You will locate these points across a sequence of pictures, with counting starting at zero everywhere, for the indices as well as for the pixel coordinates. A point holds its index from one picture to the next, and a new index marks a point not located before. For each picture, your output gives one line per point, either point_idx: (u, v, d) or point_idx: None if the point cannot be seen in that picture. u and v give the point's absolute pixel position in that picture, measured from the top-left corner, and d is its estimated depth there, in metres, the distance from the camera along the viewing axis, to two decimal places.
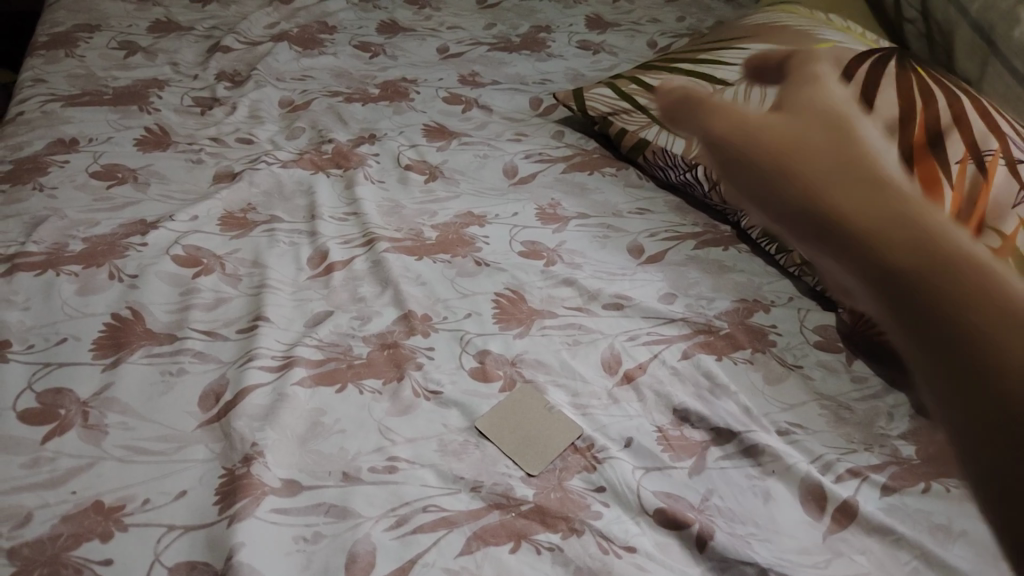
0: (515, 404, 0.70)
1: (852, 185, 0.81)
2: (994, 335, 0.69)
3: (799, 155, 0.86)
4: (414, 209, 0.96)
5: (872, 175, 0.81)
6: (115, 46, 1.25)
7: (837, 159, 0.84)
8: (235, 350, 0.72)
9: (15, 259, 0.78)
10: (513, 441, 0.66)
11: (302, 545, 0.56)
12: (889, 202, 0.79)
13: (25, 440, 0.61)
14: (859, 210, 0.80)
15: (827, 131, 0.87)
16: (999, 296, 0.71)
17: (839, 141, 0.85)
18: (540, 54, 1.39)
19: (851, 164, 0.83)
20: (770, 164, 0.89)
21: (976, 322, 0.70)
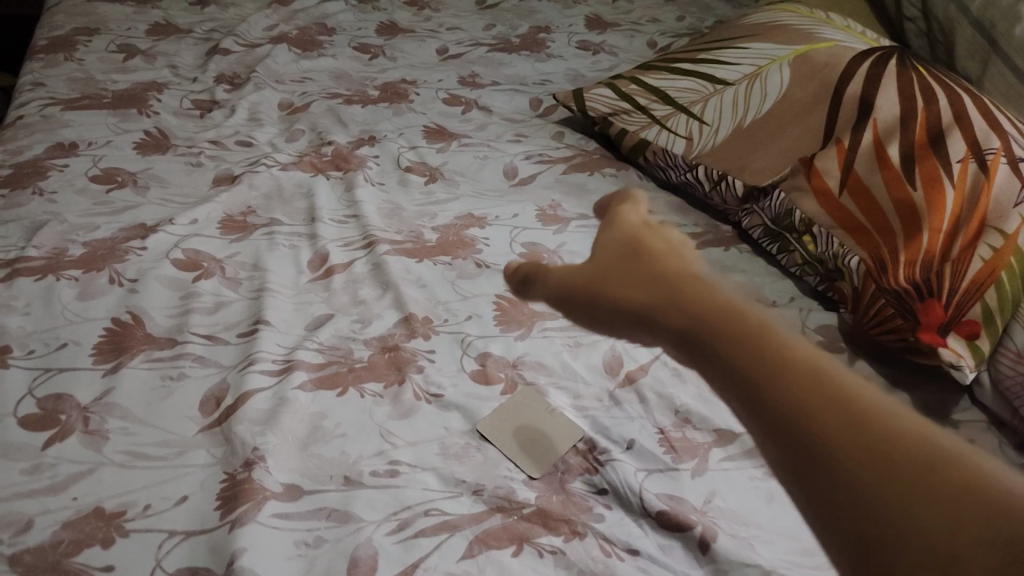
0: (515, 406, 0.70)
1: (694, 323, 0.78)
2: (886, 502, 0.62)
3: (627, 287, 0.83)
4: (414, 211, 0.96)
5: (723, 313, 0.80)
6: (114, 49, 1.25)
7: (677, 289, 0.82)
8: (235, 353, 0.71)
9: (15, 264, 0.78)
10: (514, 443, 0.66)
11: (304, 550, 0.56)
12: (754, 348, 0.76)
13: (26, 446, 0.61)
14: (721, 350, 0.76)
15: (667, 278, 0.83)
16: (889, 450, 0.66)
17: (669, 281, 0.83)
18: (540, 55, 1.39)
19: (685, 294, 0.81)
20: (638, 297, 0.81)
21: (871, 520, 0.61)
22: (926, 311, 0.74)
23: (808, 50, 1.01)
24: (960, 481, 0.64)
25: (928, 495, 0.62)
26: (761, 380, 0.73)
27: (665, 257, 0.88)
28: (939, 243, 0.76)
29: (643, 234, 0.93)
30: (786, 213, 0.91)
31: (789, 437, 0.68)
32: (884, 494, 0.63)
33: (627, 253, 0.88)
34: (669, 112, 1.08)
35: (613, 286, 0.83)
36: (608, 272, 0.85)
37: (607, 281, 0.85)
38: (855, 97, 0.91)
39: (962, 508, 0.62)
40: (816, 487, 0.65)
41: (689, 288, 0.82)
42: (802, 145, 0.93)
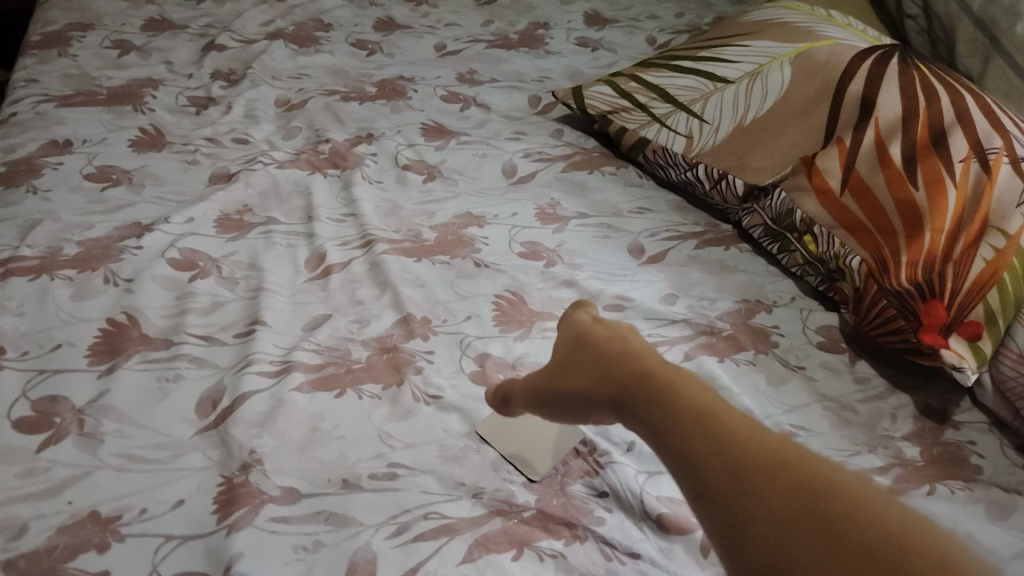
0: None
1: (666, 408, 0.47)
2: (739, 453, 0.42)
3: (578, 370, 0.55)
4: (412, 209, 0.95)
5: (687, 399, 0.46)
6: (108, 45, 1.23)
7: (642, 381, 0.50)
8: (232, 355, 0.71)
9: (9, 264, 0.77)
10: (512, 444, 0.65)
11: (302, 554, 0.55)
12: (690, 417, 0.45)
13: (20, 450, 0.60)
14: (658, 406, 0.47)
15: (628, 376, 0.51)
16: (722, 418, 0.44)
17: (633, 370, 0.51)
18: (538, 52, 1.38)
19: (660, 381, 0.49)
20: (595, 385, 0.53)
21: (746, 490, 0.40)
22: (928, 312, 0.72)
23: (808, 49, 1.00)
24: (836, 482, 0.39)
25: (768, 466, 0.40)
26: (695, 422, 0.44)
27: (614, 346, 0.55)
28: (942, 243, 0.75)
29: (599, 338, 0.56)
30: (786, 212, 0.90)
31: (690, 434, 0.44)
32: (760, 471, 0.40)
33: (574, 348, 0.57)
34: (669, 110, 1.08)
35: (570, 371, 0.55)
36: (577, 357, 0.56)
37: (569, 369, 0.56)
38: (856, 95, 0.90)
39: (832, 495, 0.38)
40: (680, 441, 0.44)
41: (670, 382, 0.48)
42: (803, 144, 0.93)
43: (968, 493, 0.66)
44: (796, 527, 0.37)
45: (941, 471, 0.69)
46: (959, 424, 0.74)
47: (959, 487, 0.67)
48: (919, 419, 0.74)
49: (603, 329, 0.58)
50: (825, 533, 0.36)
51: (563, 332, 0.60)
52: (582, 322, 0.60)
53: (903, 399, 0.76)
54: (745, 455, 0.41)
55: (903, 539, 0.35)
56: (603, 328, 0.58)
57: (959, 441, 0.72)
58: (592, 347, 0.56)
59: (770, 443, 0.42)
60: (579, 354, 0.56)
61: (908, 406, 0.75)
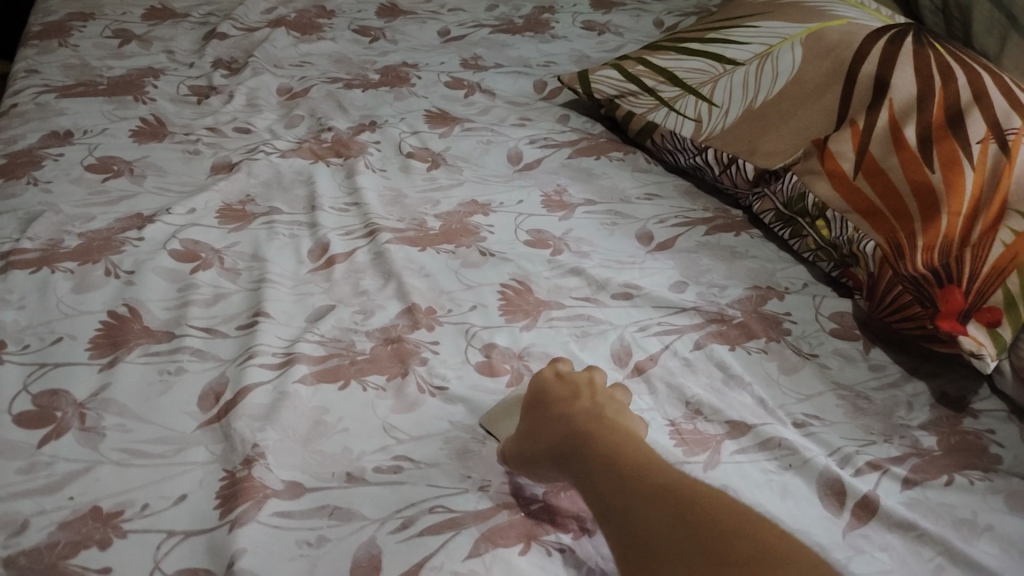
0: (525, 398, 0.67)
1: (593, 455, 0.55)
2: (639, 491, 0.51)
3: (541, 426, 0.60)
4: (416, 198, 0.94)
5: (609, 447, 0.55)
6: (109, 34, 1.22)
7: (584, 437, 0.57)
8: (235, 347, 0.70)
9: (9, 257, 0.76)
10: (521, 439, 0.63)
11: (306, 550, 0.54)
12: (606, 465, 0.54)
13: (21, 445, 0.59)
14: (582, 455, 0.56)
15: (575, 435, 0.57)
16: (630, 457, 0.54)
17: (580, 427, 0.58)
18: (544, 36, 1.36)
19: (595, 434, 0.57)
20: (551, 440, 0.58)
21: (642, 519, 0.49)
22: (945, 299, 0.70)
23: (820, 28, 0.98)
24: (712, 501, 0.48)
25: (661, 499, 0.49)
26: (608, 468, 0.53)
27: (569, 406, 0.60)
28: (958, 226, 0.73)
29: (560, 397, 0.62)
30: (798, 197, 0.88)
31: (609, 476, 0.53)
32: (651, 503, 0.50)
33: (541, 407, 0.62)
34: (677, 93, 1.06)
35: (532, 426, 0.60)
36: (538, 417, 0.61)
37: (532, 426, 0.60)
38: (870, 75, 0.88)
39: (709, 517, 0.47)
40: (606, 476, 0.53)
41: (603, 437, 0.56)
42: (815, 126, 0.90)
43: (986, 483, 0.64)
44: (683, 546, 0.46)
45: (959, 460, 0.67)
46: (976, 412, 0.72)
47: (976, 477, 0.65)
48: (935, 407, 0.72)
49: (564, 387, 0.63)
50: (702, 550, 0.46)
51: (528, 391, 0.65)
52: (543, 377, 0.65)
53: (919, 386, 0.74)
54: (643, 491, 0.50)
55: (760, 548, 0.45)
56: (565, 383, 0.63)
57: (976, 429, 0.70)
58: (552, 407, 0.61)
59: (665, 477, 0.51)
60: (541, 412, 0.61)
61: (924, 394, 0.74)
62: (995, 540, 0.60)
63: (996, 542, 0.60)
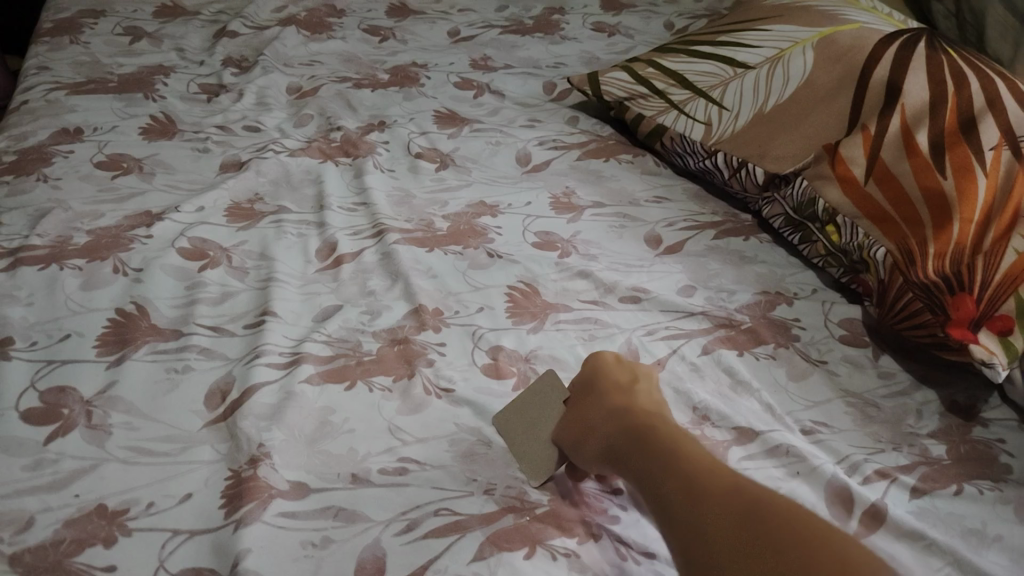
0: (532, 393, 0.66)
1: (637, 439, 0.56)
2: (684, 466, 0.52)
3: (592, 410, 0.62)
4: (424, 198, 0.94)
5: (658, 430, 0.56)
6: (119, 32, 1.23)
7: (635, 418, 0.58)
8: (241, 346, 0.70)
9: (19, 253, 0.76)
10: (523, 439, 0.63)
11: (310, 551, 0.54)
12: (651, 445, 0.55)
13: (27, 441, 0.59)
14: (625, 441, 0.57)
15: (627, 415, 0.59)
16: (669, 443, 0.54)
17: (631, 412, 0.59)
18: (553, 37, 1.35)
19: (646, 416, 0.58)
20: (600, 427, 0.60)
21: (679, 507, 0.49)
22: (956, 306, 0.70)
23: (832, 32, 0.97)
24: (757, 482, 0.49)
25: (697, 485, 0.49)
26: (649, 453, 0.54)
27: (622, 392, 0.62)
28: (970, 233, 0.73)
29: (618, 381, 0.63)
30: (808, 201, 0.87)
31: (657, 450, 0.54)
32: (695, 478, 0.50)
33: (596, 389, 0.63)
34: (687, 96, 1.05)
35: (582, 410, 0.62)
36: (588, 402, 0.63)
37: (584, 412, 0.62)
38: (882, 80, 0.87)
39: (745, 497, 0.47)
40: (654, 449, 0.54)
41: (652, 421, 0.57)
42: (826, 131, 0.90)
43: (996, 493, 0.64)
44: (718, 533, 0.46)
45: (969, 470, 0.66)
46: (987, 421, 0.71)
47: (987, 487, 0.64)
48: (945, 415, 0.72)
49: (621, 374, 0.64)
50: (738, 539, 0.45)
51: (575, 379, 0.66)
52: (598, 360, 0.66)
53: (928, 395, 0.74)
54: (681, 477, 0.51)
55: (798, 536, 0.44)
56: (621, 369, 0.65)
57: (987, 439, 0.70)
58: (606, 389, 0.63)
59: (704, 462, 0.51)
60: (595, 394, 0.63)
61: (933, 402, 0.73)
62: (1006, 551, 0.59)
63: (1007, 553, 0.59)
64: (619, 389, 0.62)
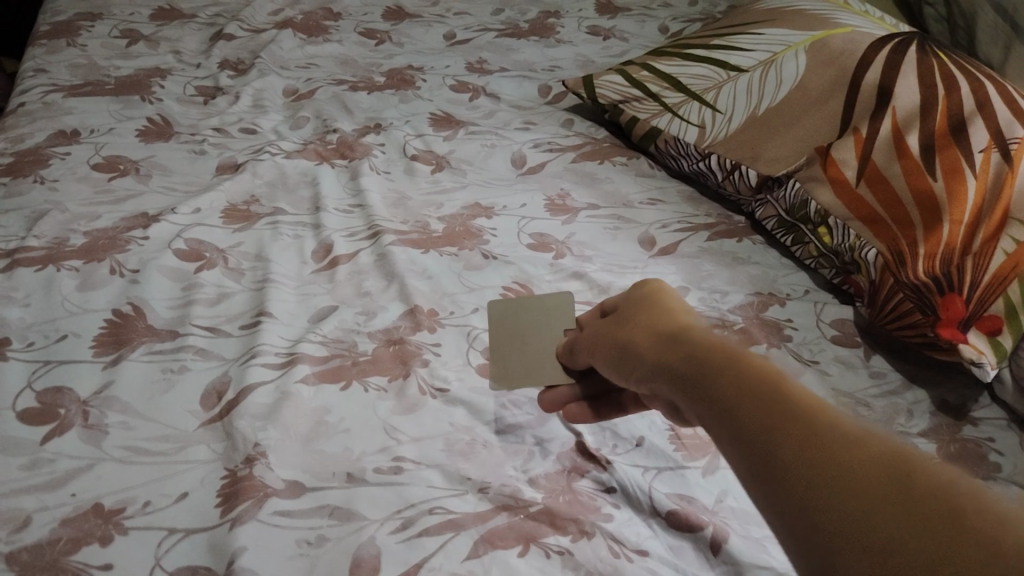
0: (542, 309, 0.70)
1: (688, 359, 0.45)
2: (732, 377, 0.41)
3: (636, 326, 0.53)
4: (420, 200, 0.94)
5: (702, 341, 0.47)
6: (116, 34, 1.23)
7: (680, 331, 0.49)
8: (238, 346, 0.70)
9: (16, 254, 0.77)
10: (508, 347, 0.68)
11: (305, 549, 0.54)
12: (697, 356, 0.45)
13: (24, 441, 0.60)
14: (676, 361, 0.46)
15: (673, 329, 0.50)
16: (729, 360, 0.42)
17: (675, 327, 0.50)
18: (549, 40, 1.36)
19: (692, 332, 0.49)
20: (641, 342, 0.51)
21: (741, 442, 0.37)
22: (946, 306, 0.71)
23: (825, 36, 0.98)
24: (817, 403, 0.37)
25: (764, 410, 0.37)
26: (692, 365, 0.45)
27: (669, 312, 0.54)
28: (960, 235, 0.73)
29: (664, 302, 0.55)
30: (800, 204, 0.88)
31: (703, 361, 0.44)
32: (742, 392, 0.40)
33: (639, 306, 0.56)
34: (681, 99, 1.06)
35: (624, 327, 0.54)
36: (627, 319, 0.55)
37: (625, 331, 0.54)
38: (873, 84, 0.88)
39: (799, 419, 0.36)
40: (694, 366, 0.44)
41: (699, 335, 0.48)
42: (819, 134, 0.91)
43: None
44: (796, 477, 0.34)
45: None
46: (977, 420, 0.72)
47: None
48: (935, 415, 0.72)
49: (673, 297, 0.56)
50: (826, 486, 0.33)
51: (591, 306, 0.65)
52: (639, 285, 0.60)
53: (919, 394, 0.74)
54: (743, 404, 0.39)
55: (910, 488, 0.31)
56: (670, 294, 0.57)
57: (977, 438, 0.70)
58: (648, 308, 0.55)
59: (776, 383, 0.39)
60: (636, 311, 0.55)
61: (924, 401, 0.74)
62: None
63: None
64: (664, 309, 0.54)
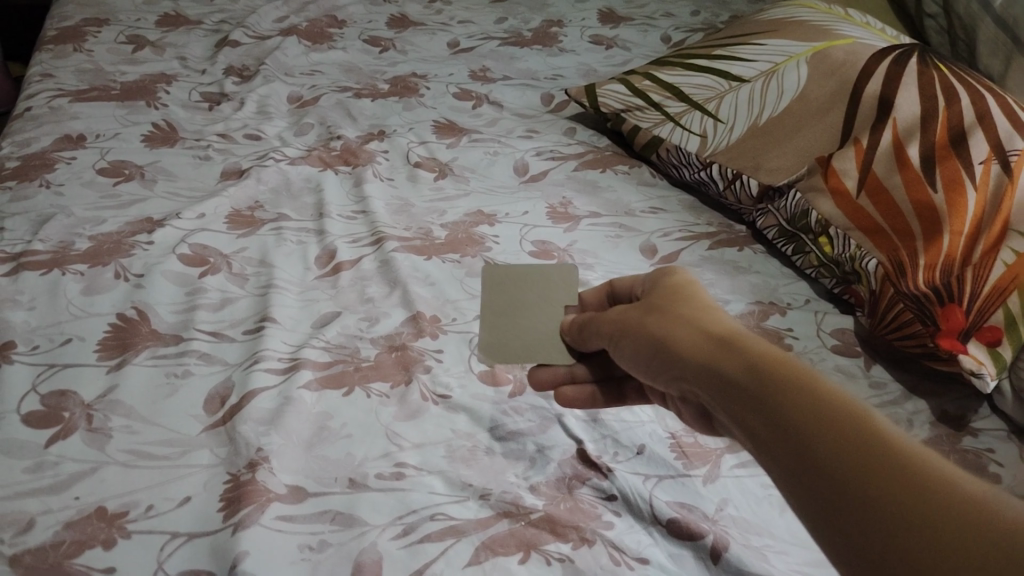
0: (541, 285, 0.72)
1: (738, 368, 0.44)
2: (777, 388, 0.40)
3: (677, 324, 0.51)
4: (423, 207, 0.95)
5: (742, 345, 0.45)
6: (122, 40, 1.24)
7: (719, 333, 0.48)
8: (241, 352, 0.71)
9: (21, 258, 0.77)
10: (501, 318, 0.71)
11: (307, 554, 0.55)
12: (739, 359, 0.44)
13: (28, 444, 0.60)
14: (725, 370, 0.45)
15: (709, 331, 0.49)
16: (788, 376, 0.41)
17: (711, 327, 0.49)
18: (552, 49, 1.37)
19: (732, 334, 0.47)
20: (676, 338, 0.50)
21: (809, 473, 0.36)
22: (946, 317, 0.71)
23: (826, 47, 0.99)
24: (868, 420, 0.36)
25: (823, 428, 0.37)
26: (733, 369, 0.44)
27: (711, 311, 0.52)
28: (961, 246, 0.74)
29: (699, 301, 0.54)
30: (801, 213, 0.89)
31: (741, 364, 0.44)
32: (786, 400, 0.39)
33: (670, 304, 0.54)
34: (683, 108, 1.07)
35: (663, 323, 0.52)
36: (666, 314, 0.53)
37: (665, 326, 0.52)
38: (874, 95, 0.88)
39: (847, 437, 0.36)
40: (736, 371, 0.44)
41: (741, 337, 0.46)
42: (820, 145, 0.91)
43: None
44: (870, 513, 0.33)
45: None
46: (976, 431, 0.72)
47: None
48: (936, 425, 0.73)
49: (704, 295, 0.55)
50: (909, 529, 0.31)
51: (600, 286, 0.67)
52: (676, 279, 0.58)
53: (919, 404, 0.75)
54: (799, 421, 0.38)
55: (959, 509, 0.31)
56: (702, 292, 0.55)
57: (976, 448, 0.71)
58: (681, 306, 0.53)
59: (827, 395, 0.39)
60: (668, 309, 0.54)
61: (924, 411, 0.74)
62: None
63: None
64: (698, 307, 0.53)
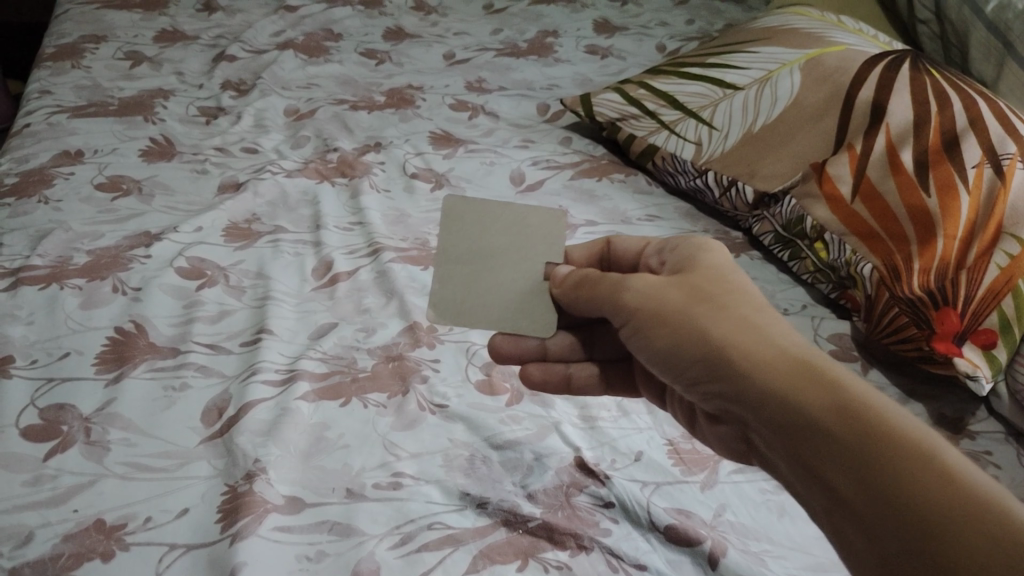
0: (510, 237, 0.67)
1: (809, 395, 0.44)
2: (849, 426, 0.42)
3: (730, 326, 0.50)
4: (420, 218, 0.95)
5: (808, 368, 0.46)
6: (120, 56, 1.25)
7: (775, 347, 0.48)
8: (238, 363, 0.71)
9: (20, 273, 0.78)
10: (460, 260, 0.65)
11: (305, 564, 0.55)
12: (805, 384, 0.45)
13: (27, 458, 0.60)
14: (794, 395, 0.45)
15: (765, 342, 0.49)
16: (862, 412, 0.42)
17: (766, 338, 0.49)
18: (548, 59, 1.38)
19: (790, 350, 0.48)
20: (728, 344, 0.49)
21: (901, 534, 0.38)
22: (941, 321, 0.72)
23: (818, 54, 1.00)
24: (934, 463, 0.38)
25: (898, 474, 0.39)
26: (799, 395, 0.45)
27: (767, 317, 0.51)
28: (955, 249, 0.74)
29: (745, 299, 0.53)
30: (796, 219, 0.89)
31: (810, 392, 0.44)
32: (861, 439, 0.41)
33: (716, 299, 0.53)
34: (678, 117, 1.07)
35: (716, 323, 0.51)
36: (714, 312, 0.52)
37: (716, 327, 0.51)
38: (866, 102, 0.89)
39: (921, 483, 0.38)
40: (803, 397, 0.44)
41: (801, 358, 0.47)
42: (814, 151, 0.92)
43: None
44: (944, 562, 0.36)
45: None
46: (974, 434, 0.73)
47: None
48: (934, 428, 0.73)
49: (747, 291, 0.54)
50: None
51: (596, 245, 0.69)
52: (714, 265, 0.57)
53: (917, 408, 0.75)
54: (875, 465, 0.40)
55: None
56: (742, 287, 0.54)
57: (974, 451, 0.71)
58: (727, 304, 0.52)
59: (897, 434, 0.40)
60: (713, 305, 0.52)
61: (922, 415, 0.74)
62: None
63: None
64: (746, 307, 0.52)
